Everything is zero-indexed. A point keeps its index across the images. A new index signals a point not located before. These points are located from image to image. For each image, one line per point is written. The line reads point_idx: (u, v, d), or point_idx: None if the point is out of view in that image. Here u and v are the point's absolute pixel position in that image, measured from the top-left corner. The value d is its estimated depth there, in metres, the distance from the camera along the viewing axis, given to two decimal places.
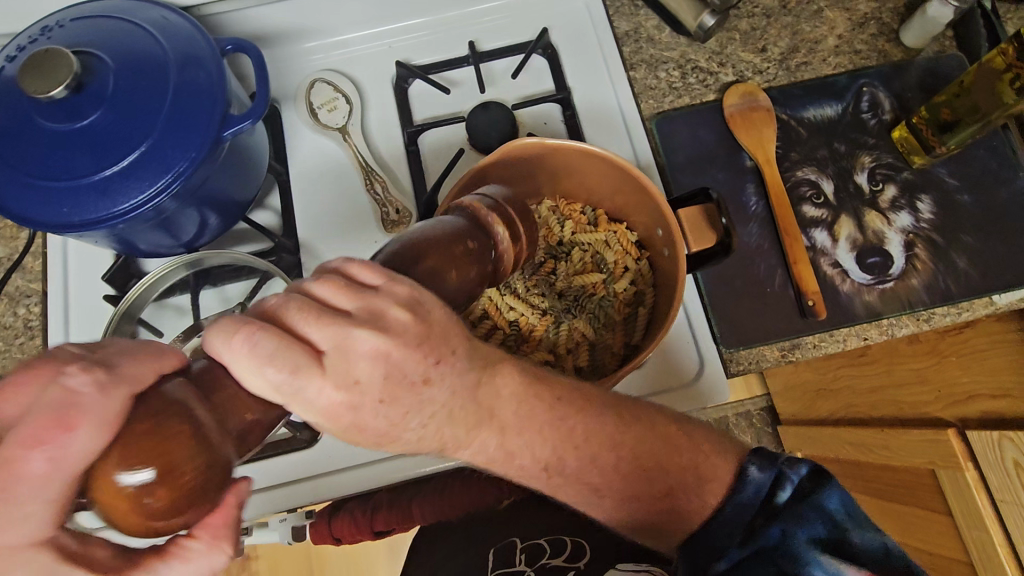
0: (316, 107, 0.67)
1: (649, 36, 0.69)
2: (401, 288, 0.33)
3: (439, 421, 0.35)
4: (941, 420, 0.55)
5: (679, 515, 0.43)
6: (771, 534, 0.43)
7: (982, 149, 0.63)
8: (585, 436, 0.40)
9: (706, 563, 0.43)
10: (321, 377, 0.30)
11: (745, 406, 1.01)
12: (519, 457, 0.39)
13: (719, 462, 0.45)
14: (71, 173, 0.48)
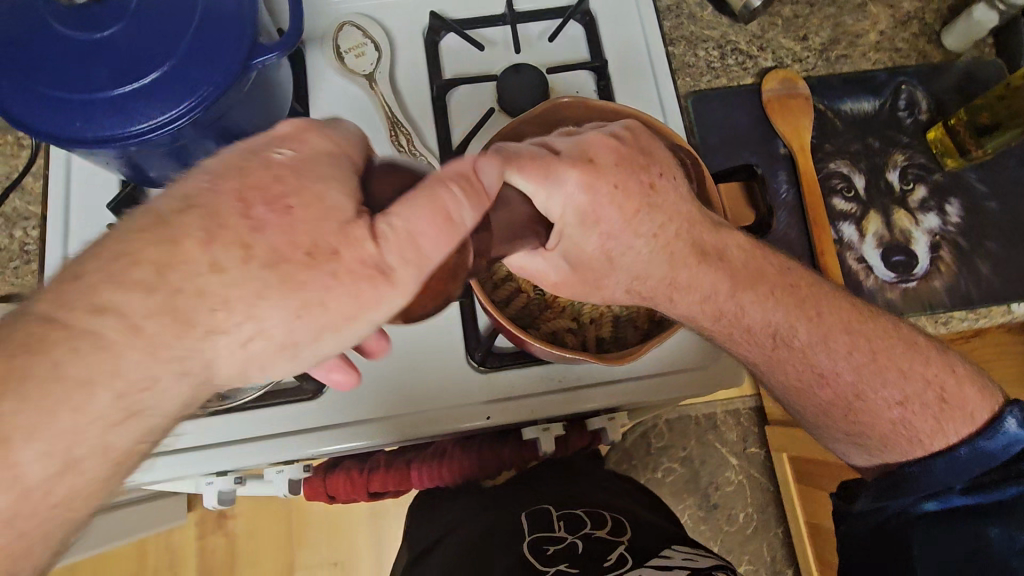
0: (343, 51, 0.63)
1: (691, 12, 0.67)
2: (597, 135, 0.43)
3: (674, 234, 0.44)
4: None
5: (880, 429, 0.47)
6: (1011, 489, 0.43)
7: (1013, 158, 0.63)
8: (815, 308, 0.48)
9: (942, 492, 0.45)
10: (563, 162, 0.39)
11: (733, 404, 1.16)
12: (748, 316, 0.47)
13: (974, 389, 0.47)
14: (86, 86, 0.46)
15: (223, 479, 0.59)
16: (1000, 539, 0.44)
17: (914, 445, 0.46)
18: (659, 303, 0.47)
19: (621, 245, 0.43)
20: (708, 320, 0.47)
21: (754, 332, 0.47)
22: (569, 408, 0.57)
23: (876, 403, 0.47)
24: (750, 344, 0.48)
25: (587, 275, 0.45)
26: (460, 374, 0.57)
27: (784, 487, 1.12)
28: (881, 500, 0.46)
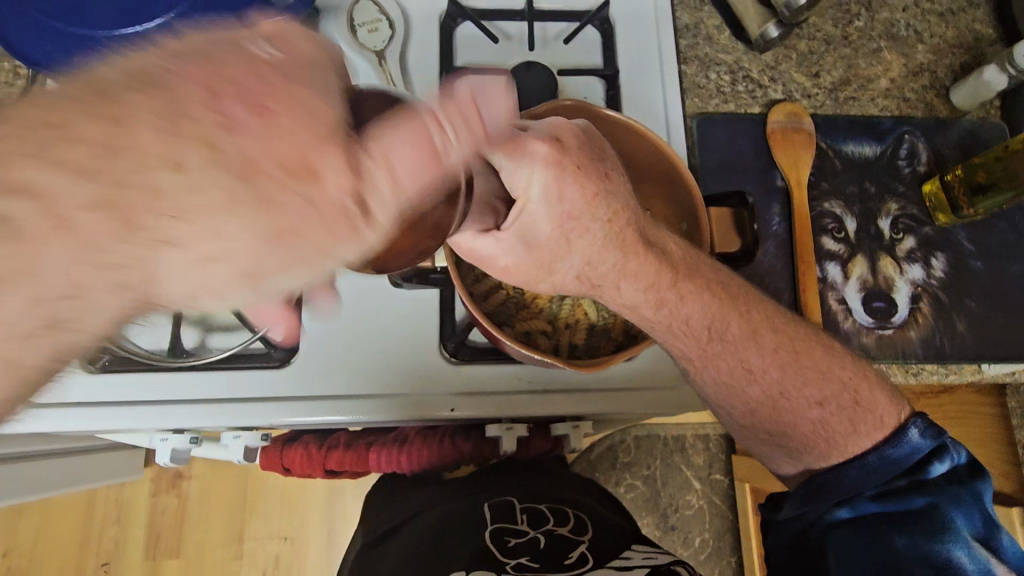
0: (357, 24, 0.62)
1: (708, 34, 0.66)
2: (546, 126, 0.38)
3: (619, 224, 0.39)
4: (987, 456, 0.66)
5: (801, 428, 0.50)
6: (916, 501, 0.48)
7: (1003, 221, 0.63)
8: (747, 309, 0.48)
9: (851, 494, 0.48)
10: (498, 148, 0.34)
11: (704, 428, 1.18)
12: (687, 312, 0.45)
13: (883, 401, 0.49)
14: (90, 23, 0.45)
15: (179, 438, 0.59)
16: (905, 551, 0.47)
17: (830, 445, 0.49)
18: (606, 292, 0.43)
19: (577, 228, 0.38)
20: (650, 308, 0.44)
21: (692, 324, 0.46)
22: (534, 411, 0.57)
23: (797, 404, 0.49)
24: (682, 340, 0.47)
25: (542, 257, 0.39)
26: (430, 363, 0.57)
27: (742, 517, 1.13)
28: (802, 505, 0.50)
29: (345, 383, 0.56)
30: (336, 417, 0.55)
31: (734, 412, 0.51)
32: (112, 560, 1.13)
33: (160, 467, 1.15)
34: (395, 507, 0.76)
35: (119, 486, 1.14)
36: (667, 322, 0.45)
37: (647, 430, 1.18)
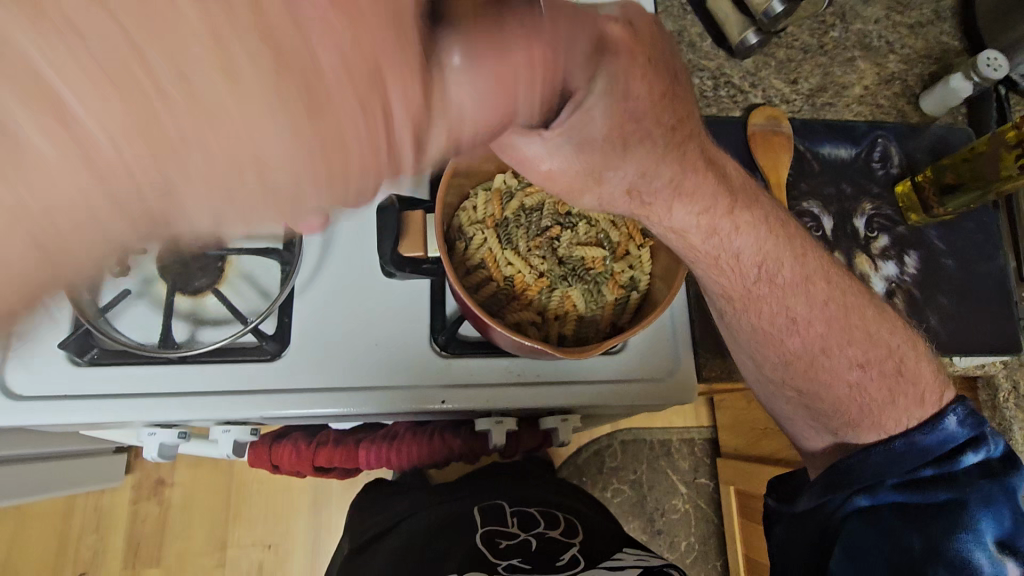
0: None
1: (691, 42, 0.69)
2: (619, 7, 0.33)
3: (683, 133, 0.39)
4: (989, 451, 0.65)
5: (836, 391, 0.52)
6: (939, 496, 0.47)
7: (972, 221, 0.66)
8: (804, 253, 0.51)
9: (874, 484, 0.49)
10: None
11: (689, 432, 1.19)
12: (742, 254, 0.49)
13: (920, 365, 0.52)
14: None
15: (166, 432, 0.58)
16: (922, 553, 0.46)
17: (864, 413, 0.51)
18: (657, 213, 0.43)
19: (637, 133, 0.35)
20: (700, 236, 0.46)
21: (742, 260, 0.48)
22: (526, 402, 0.58)
23: (838, 365, 0.51)
24: (728, 276, 0.49)
25: (592, 163, 0.36)
26: (422, 355, 0.58)
27: (728, 520, 1.14)
28: (823, 496, 0.51)
29: (337, 374, 0.57)
30: (329, 409, 0.56)
31: (766, 365, 0.53)
32: (89, 570, 1.10)
33: (141, 474, 1.13)
34: (384, 510, 0.75)
35: (98, 494, 1.12)
36: (715, 254, 0.48)
37: (634, 433, 1.19)
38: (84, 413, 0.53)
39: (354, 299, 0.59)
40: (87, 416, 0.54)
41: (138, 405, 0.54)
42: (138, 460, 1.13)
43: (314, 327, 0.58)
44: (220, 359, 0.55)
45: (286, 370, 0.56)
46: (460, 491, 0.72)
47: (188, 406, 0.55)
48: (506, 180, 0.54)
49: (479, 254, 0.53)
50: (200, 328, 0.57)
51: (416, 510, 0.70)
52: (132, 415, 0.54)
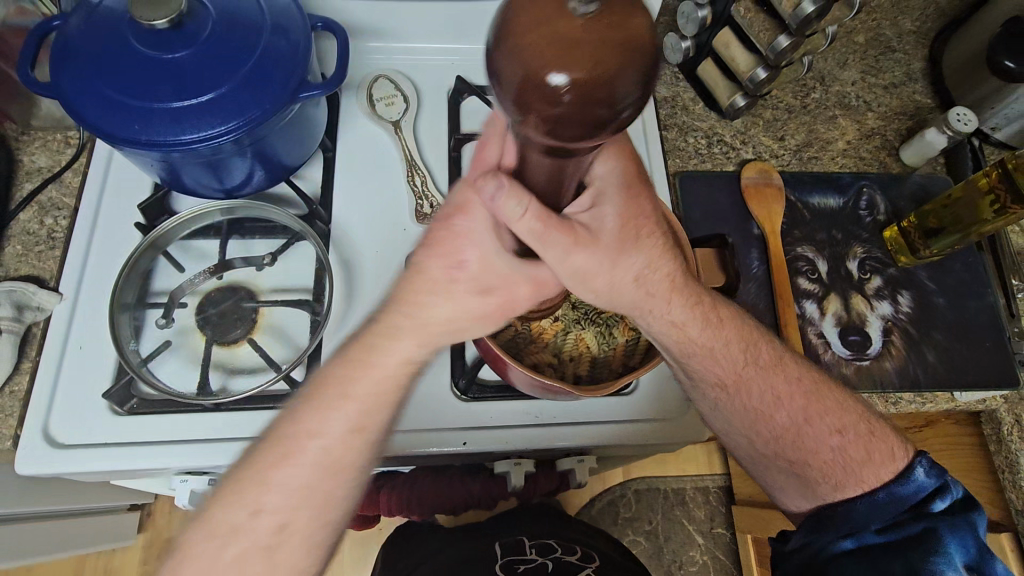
0: (375, 98, 0.72)
1: (685, 105, 0.76)
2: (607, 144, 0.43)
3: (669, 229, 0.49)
4: None
5: (821, 455, 0.54)
6: (913, 527, 0.48)
7: (959, 262, 0.70)
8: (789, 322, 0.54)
9: (860, 523, 0.50)
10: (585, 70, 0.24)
11: (702, 480, 1.18)
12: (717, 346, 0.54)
13: None
14: (151, 96, 0.53)
15: (197, 479, 0.60)
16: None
17: (845, 471, 0.52)
18: (657, 306, 0.49)
19: (644, 228, 0.45)
20: (694, 327, 0.52)
21: (728, 350, 0.54)
22: (543, 442, 0.60)
23: (819, 433, 0.54)
24: (721, 364, 0.54)
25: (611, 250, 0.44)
26: (443, 398, 0.61)
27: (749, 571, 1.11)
28: (811, 533, 0.52)
29: None
30: None
31: (758, 441, 0.56)
32: None
33: (153, 532, 1.12)
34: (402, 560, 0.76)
35: (110, 553, 1.11)
36: (707, 346, 0.54)
37: (647, 482, 1.19)
38: (113, 459, 0.56)
39: None
40: (125, 464, 0.56)
41: (174, 452, 0.56)
42: (150, 519, 1.13)
43: None
44: (254, 406, 0.58)
45: None
46: (478, 531, 0.73)
47: (219, 451, 0.57)
48: None
49: None
50: (232, 377, 0.60)
51: (424, 560, 0.69)
52: (163, 463, 0.56)
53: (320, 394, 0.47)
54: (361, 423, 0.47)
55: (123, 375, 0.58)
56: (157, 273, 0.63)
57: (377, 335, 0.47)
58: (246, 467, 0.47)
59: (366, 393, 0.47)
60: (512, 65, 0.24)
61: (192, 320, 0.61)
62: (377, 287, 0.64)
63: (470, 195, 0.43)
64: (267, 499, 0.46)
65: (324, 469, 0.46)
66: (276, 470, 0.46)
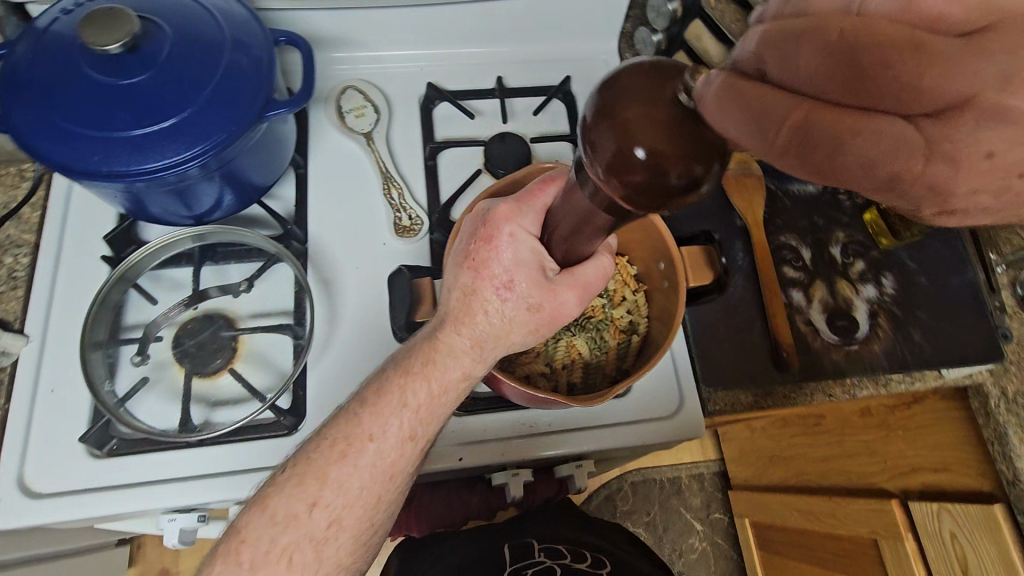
0: (345, 111, 0.70)
1: None
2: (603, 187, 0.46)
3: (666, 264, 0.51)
4: (935, 465, 0.68)
5: None
6: None
7: (937, 240, 0.71)
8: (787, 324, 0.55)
9: None
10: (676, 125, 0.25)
11: (697, 468, 1.19)
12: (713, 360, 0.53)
13: None
14: (110, 125, 0.50)
15: (186, 517, 0.58)
16: None
17: None
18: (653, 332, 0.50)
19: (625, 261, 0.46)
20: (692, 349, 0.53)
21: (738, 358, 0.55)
22: (539, 451, 0.59)
23: None
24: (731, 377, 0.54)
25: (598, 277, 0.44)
26: None
27: (746, 552, 1.10)
28: None
29: None
30: None
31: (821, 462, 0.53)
32: None
33: (144, 566, 1.09)
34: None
35: None
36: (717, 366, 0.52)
37: (643, 474, 1.19)
38: (97, 505, 0.53)
39: (362, 365, 0.60)
40: (108, 508, 0.54)
41: (161, 492, 0.54)
42: (140, 552, 1.09)
43: (329, 395, 0.59)
44: (241, 438, 0.56)
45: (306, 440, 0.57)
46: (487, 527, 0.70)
47: (208, 487, 0.55)
48: None
49: None
50: (216, 410, 0.58)
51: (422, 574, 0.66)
52: (150, 504, 0.54)
53: (372, 393, 0.44)
54: (414, 431, 0.44)
55: (100, 416, 0.55)
56: (129, 307, 0.61)
57: (425, 357, 0.44)
58: (301, 462, 0.43)
59: (416, 399, 0.43)
60: (604, 137, 0.26)
61: (169, 353, 0.59)
62: (359, 306, 0.62)
63: (506, 221, 0.42)
64: (325, 491, 0.42)
65: (381, 468, 0.43)
66: (329, 463, 0.42)
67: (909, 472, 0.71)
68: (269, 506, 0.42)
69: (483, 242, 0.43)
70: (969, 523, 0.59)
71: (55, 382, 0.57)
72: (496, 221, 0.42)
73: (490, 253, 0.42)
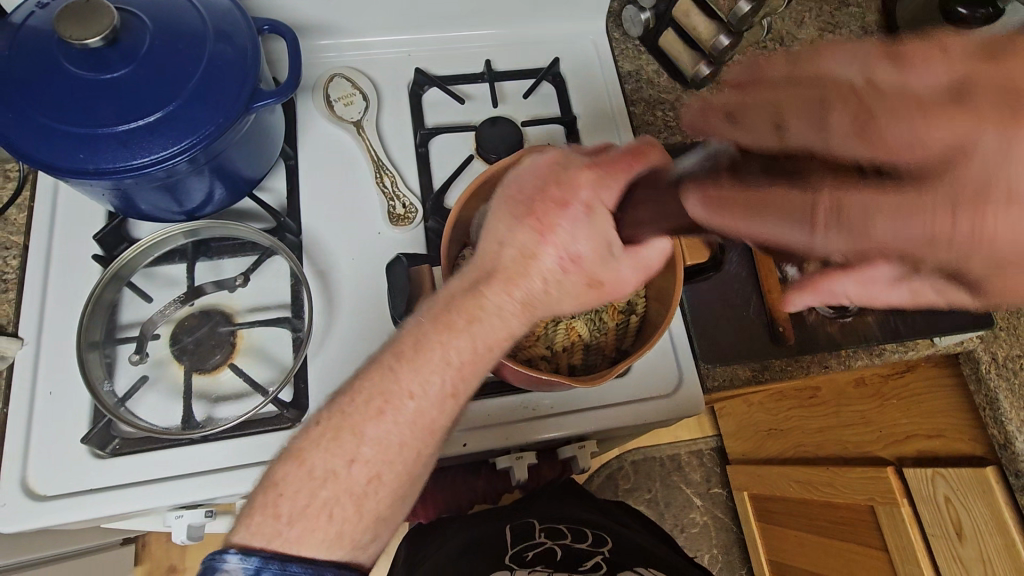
0: (333, 100, 0.69)
1: (649, 78, 0.75)
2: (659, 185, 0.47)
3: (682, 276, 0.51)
4: (926, 432, 0.70)
5: None
6: None
7: None
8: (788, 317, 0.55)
9: None
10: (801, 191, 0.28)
11: (696, 444, 1.21)
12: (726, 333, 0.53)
13: None
14: (93, 121, 0.49)
15: (194, 513, 0.58)
16: None
17: None
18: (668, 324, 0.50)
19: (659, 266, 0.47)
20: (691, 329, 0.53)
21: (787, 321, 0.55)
22: (541, 433, 0.60)
23: None
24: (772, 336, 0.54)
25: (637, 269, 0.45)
26: None
27: (745, 525, 1.12)
28: None
29: None
30: None
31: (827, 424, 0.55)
32: None
33: (151, 563, 1.09)
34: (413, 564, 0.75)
35: None
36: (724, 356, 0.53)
37: (643, 452, 1.21)
38: (103, 504, 0.53)
39: (361, 354, 0.60)
40: (114, 507, 0.54)
41: (166, 489, 0.54)
42: (146, 550, 1.09)
43: (331, 387, 0.59)
44: (243, 433, 0.56)
45: None
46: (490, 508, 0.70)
47: (213, 482, 0.55)
48: None
49: None
50: (217, 405, 0.58)
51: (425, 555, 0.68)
52: (156, 502, 0.54)
53: (410, 346, 0.43)
54: (455, 390, 0.44)
55: (101, 417, 0.55)
56: (123, 306, 0.60)
57: (468, 314, 0.44)
58: (336, 415, 0.42)
59: (456, 353, 0.43)
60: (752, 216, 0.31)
61: (167, 350, 0.59)
62: (357, 296, 0.62)
63: (585, 186, 0.43)
64: (363, 447, 0.41)
65: (416, 416, 0.42)
66: (366, 416, 0.42)
67: (903, 439, 0.72)
68: (308, 460, 0.41)
69: (552, 199, 0.43)
70: (961, 486, 0.62)
71: (54, 384, 0.57)
72: (576, 185, 0.43)
73: (558, 212, 0.43)
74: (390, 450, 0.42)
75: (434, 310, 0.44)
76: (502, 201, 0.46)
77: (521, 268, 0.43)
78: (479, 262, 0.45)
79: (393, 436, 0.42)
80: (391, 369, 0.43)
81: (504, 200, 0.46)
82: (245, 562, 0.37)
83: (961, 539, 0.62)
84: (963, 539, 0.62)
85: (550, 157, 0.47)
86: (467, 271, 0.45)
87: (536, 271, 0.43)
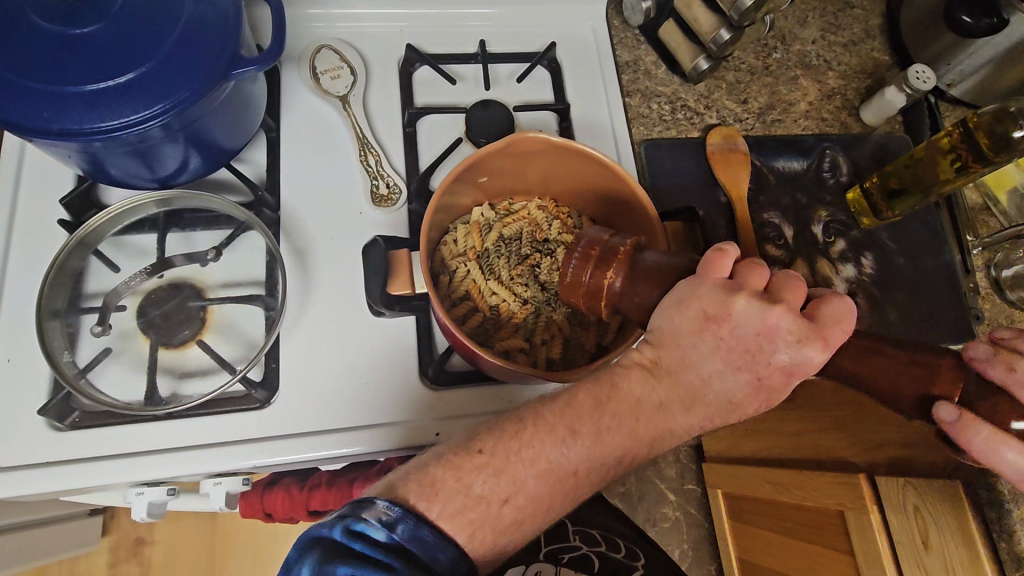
0: (319, 71, 0.67)
1: (647, 69, 0.74)
2: (748, 262, 0.45)
3: None
4: (901, 438, 0.58)
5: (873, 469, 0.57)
6: None
7: (917, 221, 0.71)
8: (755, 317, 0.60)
9: None
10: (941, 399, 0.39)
11: None
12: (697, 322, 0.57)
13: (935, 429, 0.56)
14: (61, 79, 0.47)
15: (155, 490, 0.56)
16: None
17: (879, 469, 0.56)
18: None
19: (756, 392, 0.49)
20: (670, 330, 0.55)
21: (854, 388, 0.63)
22: None
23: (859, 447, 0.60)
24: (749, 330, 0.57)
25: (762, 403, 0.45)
26: (409, 390, 0.58)
27: None
28: None
29: (317, 415, 0.56)
30: (321, 453, 0.55)
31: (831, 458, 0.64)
32: None
33: (118, 535, 1.07)
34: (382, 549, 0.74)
35: (73, 560, 1.05)
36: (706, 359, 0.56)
37: None
38: (58, 477, 0.52)
39: (329, 336, 0.59)
40: (71, 481, 0.52)
41: (126, 465, 0.53)
42: (114, 522, 1.07)
43: (303, 368, 0.58)
44: (208, 411, 0.55)
45: (276, 411, 0.56)
46: None
47: (176, 459, 0.53)
48: (483, 214, 0.58)
49: (464, 287, 0.57)
50: (183, 382, 0.56)
51: None
52: (114, 478, 0.52)
53: (586, 424, 0.43)
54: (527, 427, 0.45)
55: (61, 388, 0.54)
56: (89, 275, 0.58)
57: (589, 397, 0.44)
58: (449, 455, 0.43)
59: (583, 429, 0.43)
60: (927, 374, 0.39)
61: (133, 323, 0.57)
62: (334, 274, 0.61)
63: (777, 320, 0.41)
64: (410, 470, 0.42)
65: (561, 474, 0.43)
66: (530, 466, 0.42)
67: (875, 446, 0.60)
68: (468, 478, 0.41)
69: (773, 364, 0.42)
70: (928, 493, 0.52)
71: (13, 351, 0.55)
72: (806, 365, 0.41)
73: (778, 380, 0.43)
74: (540, 502, 0.43)
75: (597, 393, 0.44)
76: (703, 331, 0.43)
77: (662, 373, 0.44)
78: (665, 374, 0.44)
79: (540, 486, 0.42)
80: (565, 440, 0.43)
81: (707, 333, 0.43)
82: (388, 510, 0.39)
83: (925, 550, 0.52)
84: (928, 551, 0.51)
85: (771, 307, 0.42)
86: (656, 382, 0.44)
87: (736, 413, 0.45)
